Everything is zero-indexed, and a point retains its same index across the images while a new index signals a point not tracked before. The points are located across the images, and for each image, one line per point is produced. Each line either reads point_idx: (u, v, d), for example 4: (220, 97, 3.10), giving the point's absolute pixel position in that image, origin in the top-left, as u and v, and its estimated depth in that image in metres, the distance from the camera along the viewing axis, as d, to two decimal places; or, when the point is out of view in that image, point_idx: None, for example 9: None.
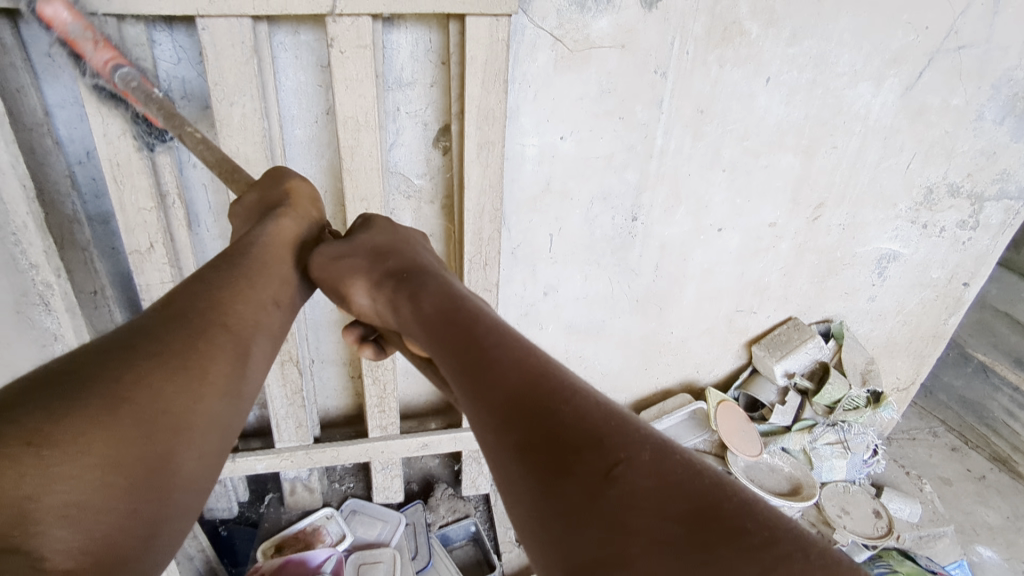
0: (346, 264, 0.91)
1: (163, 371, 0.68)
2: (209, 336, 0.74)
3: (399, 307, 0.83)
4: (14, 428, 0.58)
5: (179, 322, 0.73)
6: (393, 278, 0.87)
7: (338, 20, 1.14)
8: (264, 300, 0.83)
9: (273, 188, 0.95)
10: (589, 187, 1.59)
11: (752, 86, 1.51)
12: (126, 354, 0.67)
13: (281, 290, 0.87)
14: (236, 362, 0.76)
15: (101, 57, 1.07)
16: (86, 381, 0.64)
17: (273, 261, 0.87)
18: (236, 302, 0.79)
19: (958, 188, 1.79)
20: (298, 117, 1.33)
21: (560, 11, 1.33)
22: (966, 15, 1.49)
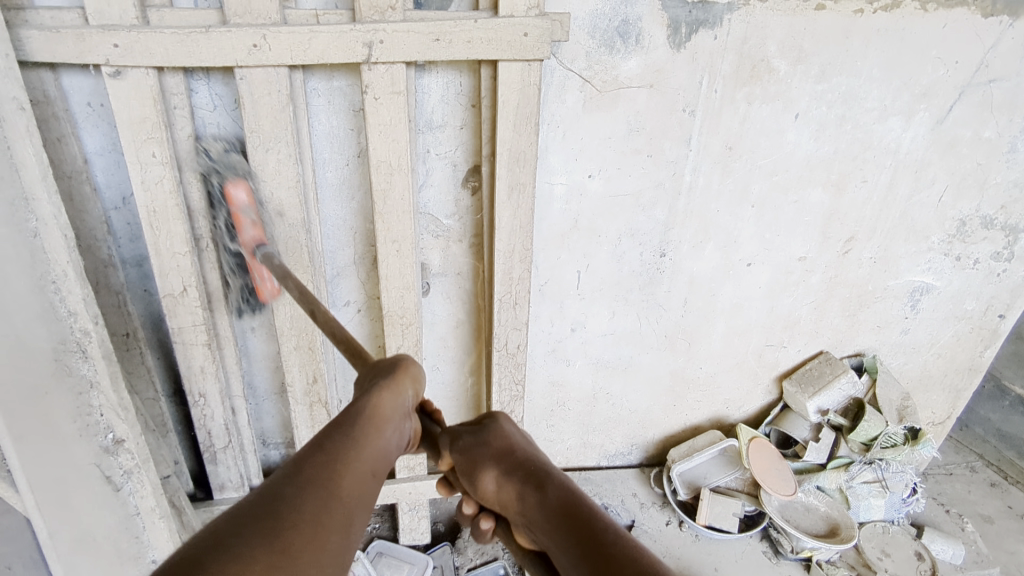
0: (471, 458, 0.81)
1: (292, 545, 0.63)
2: (327, 506, 0.67)
3: (528, 509, 0.74)
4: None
5: (303, 489, 0.67)
6: (525, 472, 0.78)
7: (373, 67, 1.15)
8: (366, 469, 0.72)
9: (382, 364, 0.83)
10: (617, 224, 1.58)
11: (781, 122, 1.50)
12: (265, 522, 0.63)
13: (387, 459, 0.75)
14: (347, 530, 0.68)
15: (252, 237, 1.26)
16: (224, 549, 0.60)
17: (378, 433, 0.75)
18: (361, 465, 0.72)
19: (991, 220, 1.76)
20: (330, 160, 1.34)
21: (589, 53, 1.34)
22: (996, 48, 1.48)
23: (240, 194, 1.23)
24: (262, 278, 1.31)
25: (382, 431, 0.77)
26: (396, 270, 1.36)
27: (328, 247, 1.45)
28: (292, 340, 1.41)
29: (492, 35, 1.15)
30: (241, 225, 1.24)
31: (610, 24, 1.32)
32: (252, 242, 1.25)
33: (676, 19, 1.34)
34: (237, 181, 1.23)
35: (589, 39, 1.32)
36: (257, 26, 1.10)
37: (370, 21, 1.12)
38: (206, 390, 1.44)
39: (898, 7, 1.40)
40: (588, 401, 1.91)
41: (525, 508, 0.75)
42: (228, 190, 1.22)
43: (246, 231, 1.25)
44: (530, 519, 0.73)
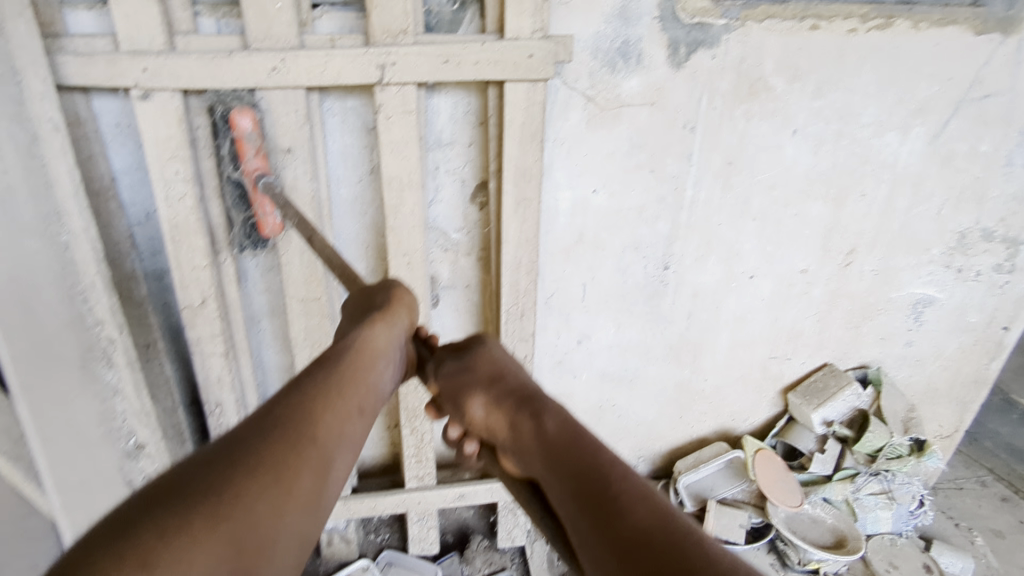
0: (458, 379, 0.90)
1: (258, 486, 0.62)
2: (300, 451, 0.67)
3: (518, 427, 0.80)
4: (128, 544, 0.53)
5: (275, 430, 0.68)
6: (515, 399, 0.85)
7: (386, 88, 1.21)
8: (351, 410, 0.75)
9: (378, 290, 0.96)
10: (621, 238, 1.63)
11: (779, 138, 1.55)
12: (224, 464, 0.62)
13: (366, 398, 0.79)
14: (325, 476, 0.68)
15: (255, 164, 1.23)
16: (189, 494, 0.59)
17: (362, 369, 0.81)
18: (329, 412, 0.73)
19: (991, 232, 1.79)
20: (344, 177, 1.40)
21: (592, 73, 1.39)
22: (989, 65, 1.53)
23: (245, 121, 1.20)
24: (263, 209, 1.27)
25: (371, 376, 0.82)
26: (407, 282, 1.40)
27: (341, 260, 1.50)
28: (306, 351, 1.46)
29: (499, 56, 1.21)
30: (245, 154, 1.22)
31: (612, 46, 1.37)
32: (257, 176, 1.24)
33: (676, 40, 1.39)
34: (243, 109, 1.21)
35: (592, 60, 1.38)
36: (277, 50, 1.16)
37: (383, 45, 1.18)
38: (222, 399, 1.49)
39: (891, 26, 1.45)
40: (594, 412, 1.94)
41: (518, 433, 0.80)
42: (232, 117, 1.19)
43: (250, 160, 1.23)
44: (523, 442, 0.78)
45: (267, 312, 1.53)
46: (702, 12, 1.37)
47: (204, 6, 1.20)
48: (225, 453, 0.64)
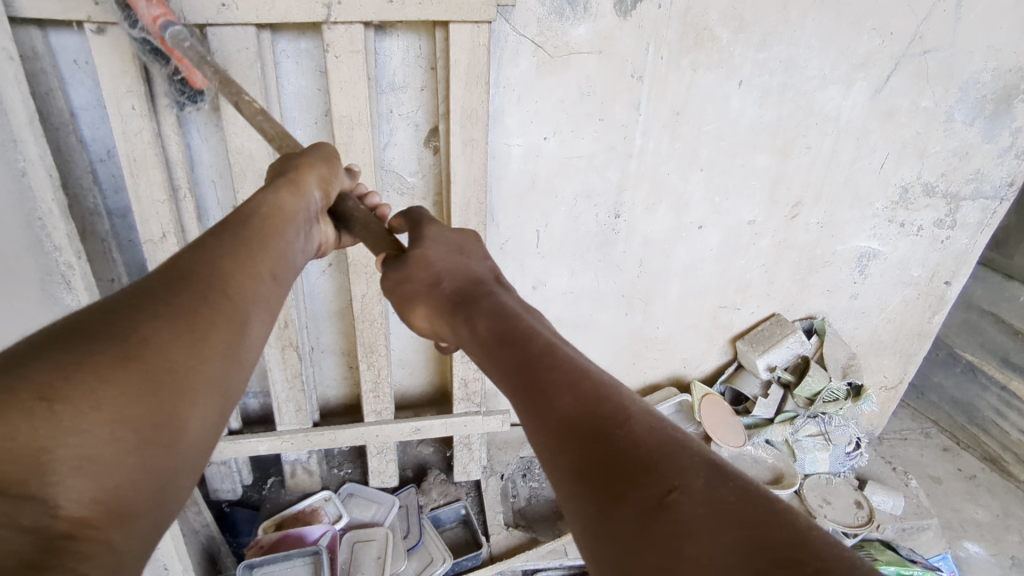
0: (409, 288, 0.98)
1: (172, 330, 0.69)
2: (213, 301, 0.74)
3: (457, 329, 0.89)
4: (26, 381, 0.59)
5: (184, 282, 0.74)
6: (449, 305, 0.93)
7: (333, 27, 1.25)
8: (263, 272, 0.82)
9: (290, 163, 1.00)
10: (572, 186, 1.69)
11: (725, 89, 1.60)
12: (132, 312, 0.68)
13: (279, 265, 0.86)
14: (238, 327, 0.75)
15: (152, 13, 1.11)
16: (94, 336, 0.64)
17: (267, 237, 0.87)
18: (236, 273, 0.79)
19: (932, 188, 1.86)
20: (299, 118, 1.45)
21: (540, 20, 1.44)
22: (929, 21, 1.58)
23: None
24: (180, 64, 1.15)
25: (283, 232, 0.90)
26: None
27: None
28: None
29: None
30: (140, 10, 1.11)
31: None
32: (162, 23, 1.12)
33: None
34: None
35: (540, 6, 1.42)
36: None
37: None
38: None
39: None
40: None
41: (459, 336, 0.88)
42: None
43: (144, 8, 1.10)
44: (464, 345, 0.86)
45: None
46: None
47: None
48: (129, 299, 0.70)
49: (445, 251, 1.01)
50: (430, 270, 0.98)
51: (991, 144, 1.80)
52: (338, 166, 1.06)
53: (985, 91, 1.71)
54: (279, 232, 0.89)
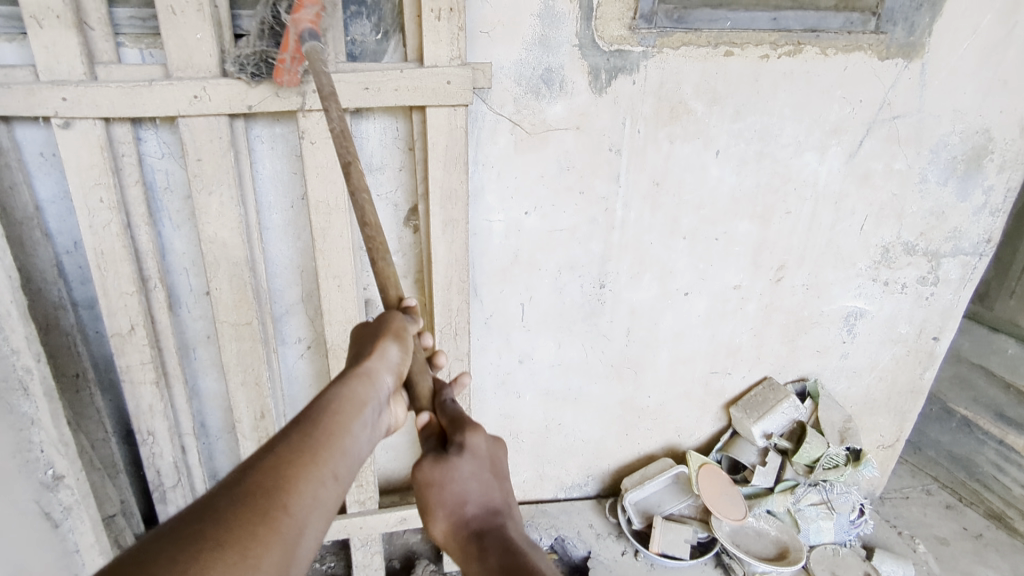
0: (433, 494, 0.93)
1: (228, 562, 0.65)
2: (273, 518, 0.71)
3: (467, 560, 0.89)
4: None
5: (248, 496, 0.71)
6: (470, 529, 0.92)
7: (308, 114, 1.24)
8: (326, 474, 0.78)
9: (368, 341, 0.97)
10: (556, 258, 1.67)
11: (703, 159, 1.61)
12: (193, 536, 0.65)
13: (342, 463, 0.81)
14: (294, 546, 0.71)
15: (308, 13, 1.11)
16: (148, 566, 0.61)
17: (337, 429, 0.83)
18: (300, 476, 0.75)
19: (913, 246, 1.87)
20: (275, 203, 1.41)
21: (517, 98, 1.44)
22: (895, 88, 1.61)
23: None
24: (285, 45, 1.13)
25: (349, 427, 0.84)
26: (339, 305, 1.42)
27: (275, 285, 1.50)
28: (239, 377, 1.46)
29: (418, 83, 1.25)
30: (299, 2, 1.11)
31: (534, 72, 1.42)
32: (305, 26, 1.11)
33: (596, 67, 1.45)
34: None
35: (516, 86, 1.43)
36: (198, 80, 1.18)
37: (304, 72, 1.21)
38: (155, 428, 1.48)
39: (800, 53, 1.52)
40: (540, 432, 1.95)
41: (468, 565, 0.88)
42: None
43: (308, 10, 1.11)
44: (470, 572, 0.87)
45: (202, 338, 1.53)
46: (620, 40, 1.43)
47: (127, 37, 1.23)
48: (194, 516, 0.68)
49: (479, 472, 0.94)
50: (454, 490, 0.93)
51: (965, 203, 1.83)
52: (410, 341, 0.99)
53: (955, 153, 1.74)
54: (346, 432, 0.83)
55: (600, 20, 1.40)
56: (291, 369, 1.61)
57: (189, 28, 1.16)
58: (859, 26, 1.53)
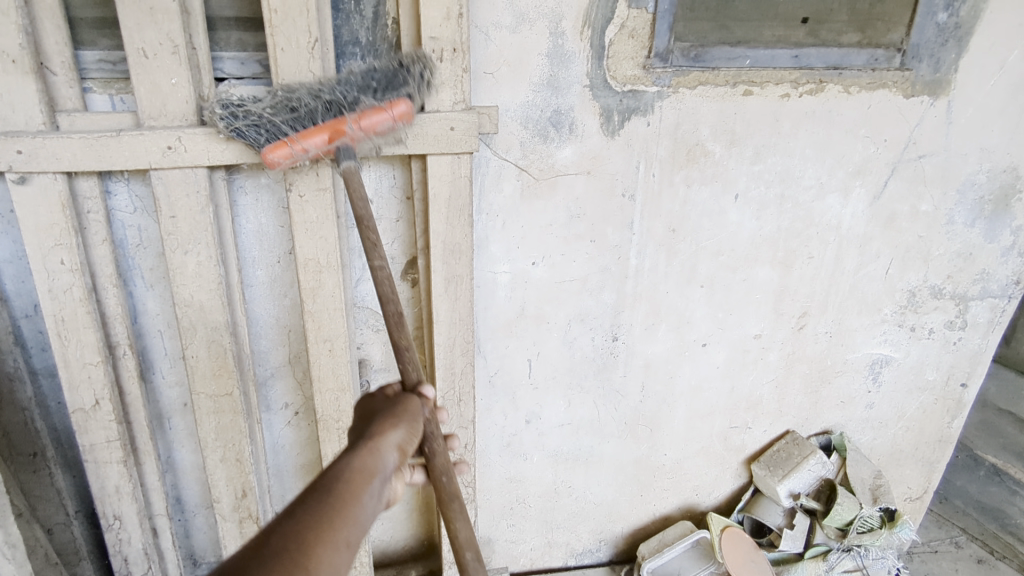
0: None
1: None
2: None
3: None
4: None
5: (260, 558, 0.64)
6: None
7: (296, 164, 1.12)
8: (340, 542, 0.71)
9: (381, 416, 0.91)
10: (565, 310, 1.54)
11: (721, 203, 1.50)
12: None
13: (356, 533, 0.73)
14: None
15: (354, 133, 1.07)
16: None
17: (351, 493, 0.76)
18: (314, 542, 0.68)
19: (940, 289, 1.77)
20: (259, 258, 1.27)
21: (523, 143, 1.33)
22: (921, 127, 1.53)
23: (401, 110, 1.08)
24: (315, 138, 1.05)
25: (363, 497, 0.77)
26: (330, 370, 1.28)
27: (258, 347, 1.35)
28: (218, 453, 1.31)
29: (418, 131, 1.14)
30: (370, 122, 1.07)
31: (542, 115, 1.32)
32: (345, 143, 1.08)
33: (608, 108, 1.34)
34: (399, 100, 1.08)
35: (522, 130, 1.32)
36: (172, 129, 1.06)
37: None
38: (122, 512, 1.32)
39: (823, 90, 1.43)
40: (549, 495, 1.80)
41: None
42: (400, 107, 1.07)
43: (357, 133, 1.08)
44: None
45: (178, 407, 1.38)
46: (633, 79, 1.33)
47: (95, 82, 1.11)
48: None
49: None
50: None
51: (993, 244, 1.73)
52: (420, 430, 0.92)
53: (982, 192, 1.65)
54: (356, 501, 0.76)
55: (613, 59, 1.30)
56: (277, 439, 1.46)
57: (163, 72, 1.04)
58: (884, 62, 1.44)
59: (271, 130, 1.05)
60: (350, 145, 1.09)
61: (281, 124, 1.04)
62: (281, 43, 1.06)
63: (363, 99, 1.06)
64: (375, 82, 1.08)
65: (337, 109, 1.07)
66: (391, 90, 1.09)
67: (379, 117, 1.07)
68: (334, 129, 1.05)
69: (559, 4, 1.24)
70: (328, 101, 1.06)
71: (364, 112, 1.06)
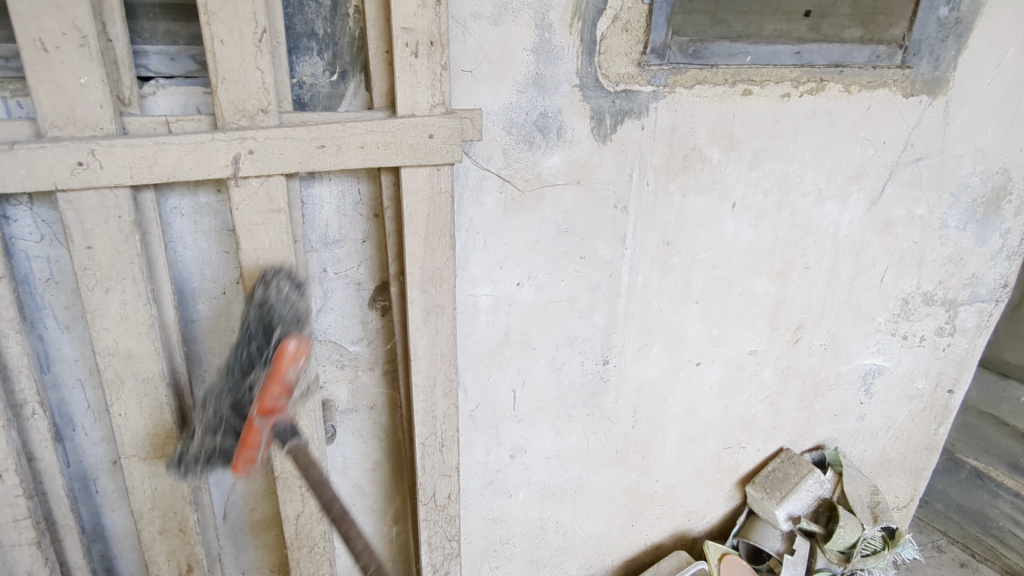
0: None
1: None
2: None
3: None
4: None
5: None
6: None
7: (243, 183, 0.93)
8: None
9: None
10: (552, 334, 1.39)
11: (717, 213, 1.38)
12: None
13: None
14: None
15: (277, 390, 0.95)
16: None
17: None
18: None
19: (932, 296, 1.71)
20: (200, 290, 1.07)
21: (506, 150, 1.17)
22: (919, 127, 1.45)
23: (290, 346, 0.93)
24: (247, 457, 0.95)
25: None
26: (290, 420, 1.10)
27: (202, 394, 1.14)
28: (157, 523, 1.10)
29: (390, 139, 0.96)
30: (274, 403, 0.93)
31: (527, 118, 1.16)
32: (280, 423, 0.96)
33: (600, 110, 1.20)
34: (295, 337, 0.94)
35: (505, 135, 1.16)
36: (85, 140, 0.85)
37: (236, 128, 0.91)
38: None
39: (824, 90, 1.33)
40: (535, 533, 1.64)
41: None
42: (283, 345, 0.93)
43: (276, 400, 0.94)
44: None
45: (105, 468, 1.16)
46: (627, 78, 1.19)
47: None
48: None
49: None
50: None
51: (984, 247, 1.68)
52: None
53: (975, 195, 1.59)
54: None
55: (605, 55, 1.16)
56: (228, 497, 1.25)
57: (69, 70, 0.83)
58: (885, 59, 1.35)
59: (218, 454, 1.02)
60: (285, 418, 0.96)
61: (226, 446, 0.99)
62: (221, 35, 0.86)
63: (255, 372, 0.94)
64: (258, 357, 0.95)
65: (246, 403, 0.97)
66: (274, 342, 0.95)
67: (276, 376, 0.92)
68: (246, 435, 0.94)
69: None
70: (230, 400, 0.97)
71: (276, 364, 0.94)
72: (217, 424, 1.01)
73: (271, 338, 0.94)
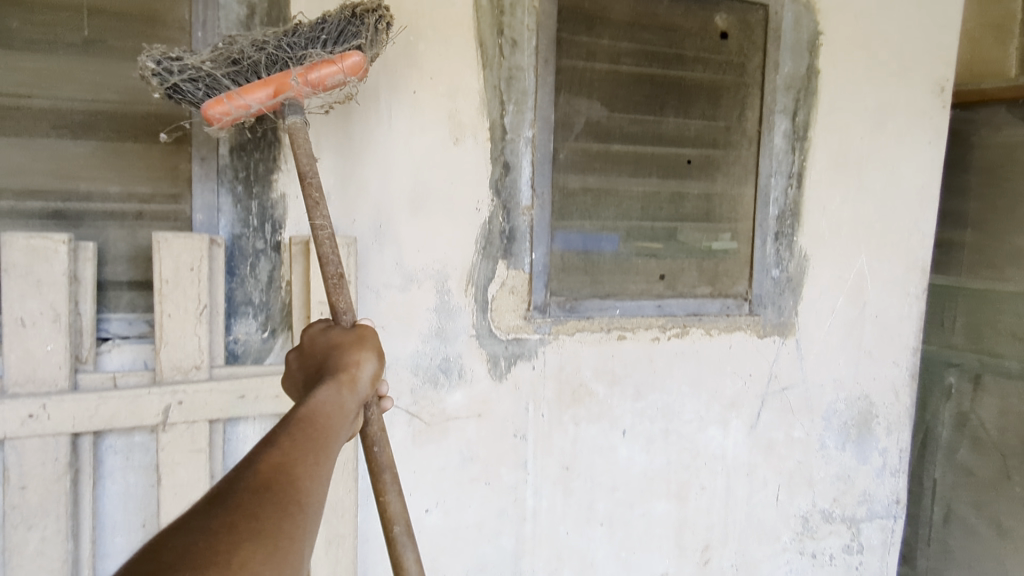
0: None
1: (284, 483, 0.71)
2: (310, 457, 0.77)
3: None
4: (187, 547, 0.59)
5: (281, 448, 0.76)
6: None
7: (170, 427, 1.09)
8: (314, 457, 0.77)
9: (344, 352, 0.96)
10: (461, 559, 1.46)
11: (610, 439, 1.56)
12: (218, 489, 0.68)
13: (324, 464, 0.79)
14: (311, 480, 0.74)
15: (298, 89, 1.06)
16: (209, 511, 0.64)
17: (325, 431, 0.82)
18: (320, 434, 0.82)
19: (830, 513, 1.83)
20: (121, 524, 1.17)
21: (414, 389, 1.38)
22: (778, 362, 1.70)
23: (354, 59, 1.06)
24: (245, 98, 1.04)
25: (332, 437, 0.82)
26: None
27: None
28: None
29: None
30: (324, 79, 1.06)
31: (432, 362, 1.39)
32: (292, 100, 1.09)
33: (495, 355, 1.44)
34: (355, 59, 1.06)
35: (412, 377, 1.38)
36: (38, 396, 1.03)
37: (171, 382, 1.09)
38: None
39: (687, 334, 1.60)
40: None
41: None
42: (350, 58, 1.05)
43: (303, 88, 1.06)
44: None
45: None
46: (516, 328, 1.45)
47: None
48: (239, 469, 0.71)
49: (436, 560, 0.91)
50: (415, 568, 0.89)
51: (867, 465, 1.84)
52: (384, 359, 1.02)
53: (845, 418, 1.80)
54: (328, 437, 0.81)
55: (496, 311, 1.43)
56: None
57: (39, 339, 1.04)
58: (735, 309, 1.65)
59: (213, 86, 1.05)
60: (295, 100, 1.09)
61: (224, 80, 1.04)
62: (169, 310, 1.09)
63: (314, 50, 1.04)
64: (327, 31, 1.06)
65: (284, 63, 1.05)
66: (341, 42, 1.07)
67: (334, 63, 1.05)
68: (279, 84, 1.04)
69: (445, 266, 1.38)
70: (274, 62, 1.05)
71: (313, 63, 1.04)
72: (260, 58, 1.04)
73: (355, 37, 1.06)
